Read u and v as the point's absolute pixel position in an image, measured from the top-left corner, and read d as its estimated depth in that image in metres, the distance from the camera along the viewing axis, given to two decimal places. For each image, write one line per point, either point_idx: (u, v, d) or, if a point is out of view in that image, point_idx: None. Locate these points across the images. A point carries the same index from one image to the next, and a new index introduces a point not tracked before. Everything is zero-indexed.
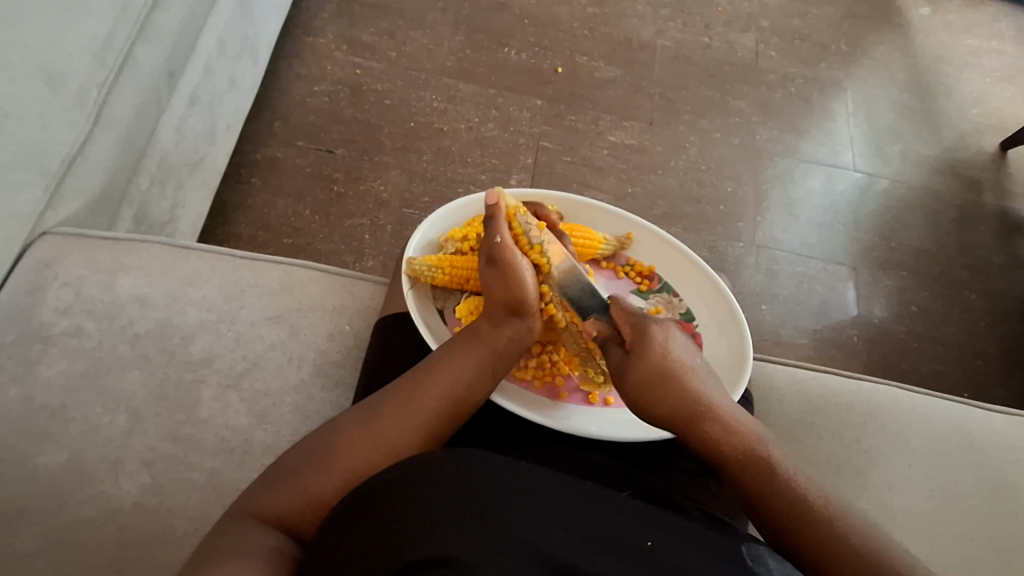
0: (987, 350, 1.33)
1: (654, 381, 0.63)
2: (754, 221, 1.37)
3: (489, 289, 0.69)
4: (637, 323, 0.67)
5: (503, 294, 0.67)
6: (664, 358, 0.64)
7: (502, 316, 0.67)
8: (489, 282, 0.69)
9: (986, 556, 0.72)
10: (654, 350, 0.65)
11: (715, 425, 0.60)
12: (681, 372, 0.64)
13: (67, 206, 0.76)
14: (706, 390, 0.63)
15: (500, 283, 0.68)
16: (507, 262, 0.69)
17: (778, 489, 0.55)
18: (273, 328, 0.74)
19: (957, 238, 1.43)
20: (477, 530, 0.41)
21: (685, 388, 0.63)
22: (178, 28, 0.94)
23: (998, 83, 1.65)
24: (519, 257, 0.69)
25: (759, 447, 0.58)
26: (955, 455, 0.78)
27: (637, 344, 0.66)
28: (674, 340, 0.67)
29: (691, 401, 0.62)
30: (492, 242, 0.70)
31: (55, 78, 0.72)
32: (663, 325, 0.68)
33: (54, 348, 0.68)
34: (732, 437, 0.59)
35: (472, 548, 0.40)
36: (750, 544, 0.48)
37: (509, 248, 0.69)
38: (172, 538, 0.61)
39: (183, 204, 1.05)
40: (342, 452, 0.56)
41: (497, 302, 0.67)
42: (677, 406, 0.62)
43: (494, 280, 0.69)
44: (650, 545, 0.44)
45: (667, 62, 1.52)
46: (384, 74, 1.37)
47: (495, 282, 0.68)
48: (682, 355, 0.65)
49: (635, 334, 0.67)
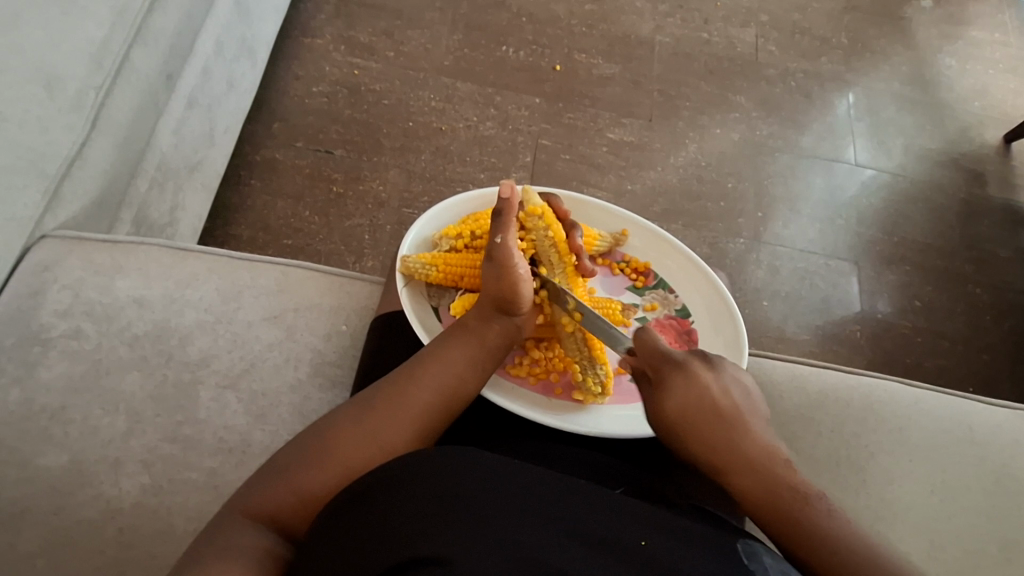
0: (992, 344, 1.32)
1: (679, 431, 0.60)
2: (756, 217, 1.36)
3: (483, 282, 0.69)
4: (656, 363, 0.62)
5: (494, 291, 0.67)
6: (681, 407, 0.59)
7: (491, 312, 0.67)
8: (484, 276, 0.69)
9: (988, 551, 0.72)
10: (673, 399, 0.60)
11: (741, 481, 0.56)
12: (710, 419, 0.59)
13: (65, 209, 0.77)
14: (740, 432, 0.58)
15: (492, 279, 0.68)
16: (501, 259, 0.68)
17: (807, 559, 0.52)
18: (270, 328, 0.74)
19: (961, 231, 1.42)
20: (466, 530, 0.41)
21: (714, 436, 0.58)
22: (175, 31, 0.94)
23: (1001, 74, 1.64)
24: (519, 256, 0.69)
25: (795, 511, 0.53)
26: (957, 450, 0.77)
27: (659, 387, 0.61)
28: (700, 375, 0.61)
29: (718, 452, 0.58)
30: (495, 239, 0.69)
31: (52, 82, 0.73)
32: (688, 360, 0.62)
33: (54, 350, 0.68)
34: (763, 496, 0.55)
35: (463, 549, 0.40)
36: (747, 542, 0.48)
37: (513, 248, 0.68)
38: (171, 537, 0.62)
39: (183, 207, 1.06)
40: (337, 448, 0.56)
41: (487, 299, 0.68)
42: (707, 457, 0.58)
43: (490, 274, 0.68)
44: (646, 544, 0.44)
45: (666, 58, 1.51)
46: (382, 74, 1.38)
47: (490, 276, 0.68)
48: (708, 401, 0.59)
49: (654, 380, 0.62)
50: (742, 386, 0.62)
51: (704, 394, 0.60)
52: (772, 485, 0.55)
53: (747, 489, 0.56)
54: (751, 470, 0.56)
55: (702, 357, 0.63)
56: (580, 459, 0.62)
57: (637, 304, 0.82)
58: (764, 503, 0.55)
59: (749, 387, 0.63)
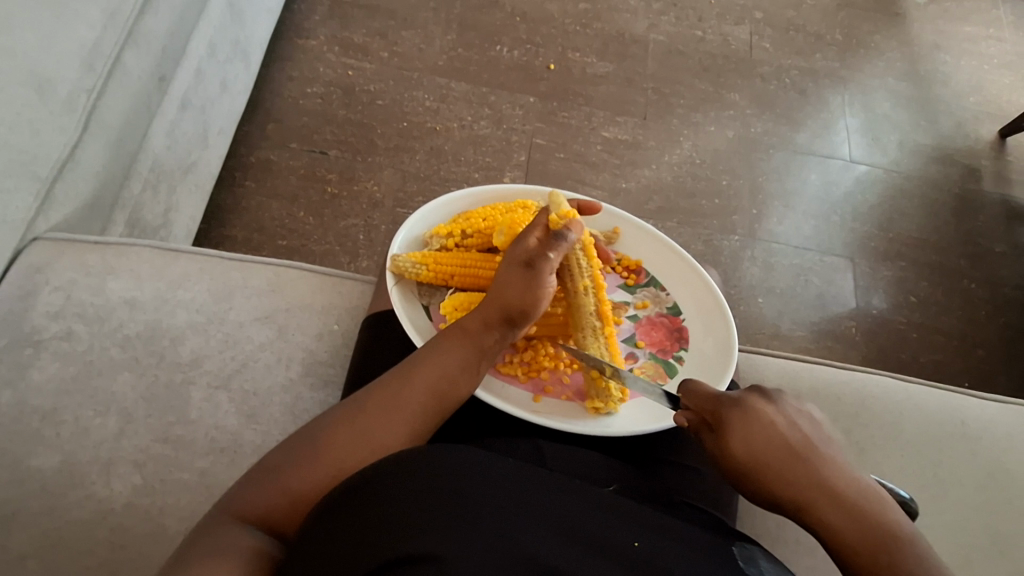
0: (988, 339, 1.32)
1: (749, 476, 0.53)
2: (751, 214, 1.36)
3: (503, 287, 0.66)
4: (712, 406, 0.55)
5: (516, 304, 0.65)
6: (749, 448, 0.52)
7: (502, 323, 0.65)
8: (507, 279, 0.66)
9: (981, 546, 0.72)
10: (741, 444, 0.53)
11: (825, 521, 0.50)
12: (784, 458, 0.52)
13: (57, 211, 0.77)
14: (818, 466, 0.52)
15: (518, 287, 0.65)
16: (537, 276, 0.66)
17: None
18: (262, 328, 0.75)
19: (957, 227, 1.42)
20: (455, 529, 0.41)
21: (791, 476, 0.52)
22: (167, 32, 0.94)
23: (996, 70, 1.64)
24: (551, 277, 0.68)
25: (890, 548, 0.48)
26: (949, 445, 0.77)
27: (722, 430, 0.54)
28: (763, 409, 0.54)
29: (796, 491, 0.51)
30: (540, 254, 0.68)
31: (44, 85, 0.73)
32: (747, 397, 0.55)
33: (46, 352, 0.68)
34: (858, 535, 0.49)
35: (456, 548, 0.40)
36: (743, 544, 0.50)
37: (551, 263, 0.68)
38: (163, 537, 0.62)
39: (177, 208, 1.06)
40: (329, 448, 0.56)
41: (508, 307, 0.65)
42: (787, 500, 0.51)
43: (517, 283, 0.66)
44: (639, 545, 0.44)
45: (660, 56, 1.51)
46: (376, 74, 1.38)
47: (515, 286, 0.66)
48: (777, 438, 0.53)
49: (714, 423, 0.55)
50: (809, 414, 0.56)
51: (772, 431, 0.53)
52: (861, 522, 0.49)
53: (833, 525, 0.50)
54: (835, 506, 0.50)
55: (760, 390, 0.56)
56: (574, 456, 0.62)
57: (628, 302, 0.82)
58: (862, 545, 0.49)
59: (815, 415, 0.56)
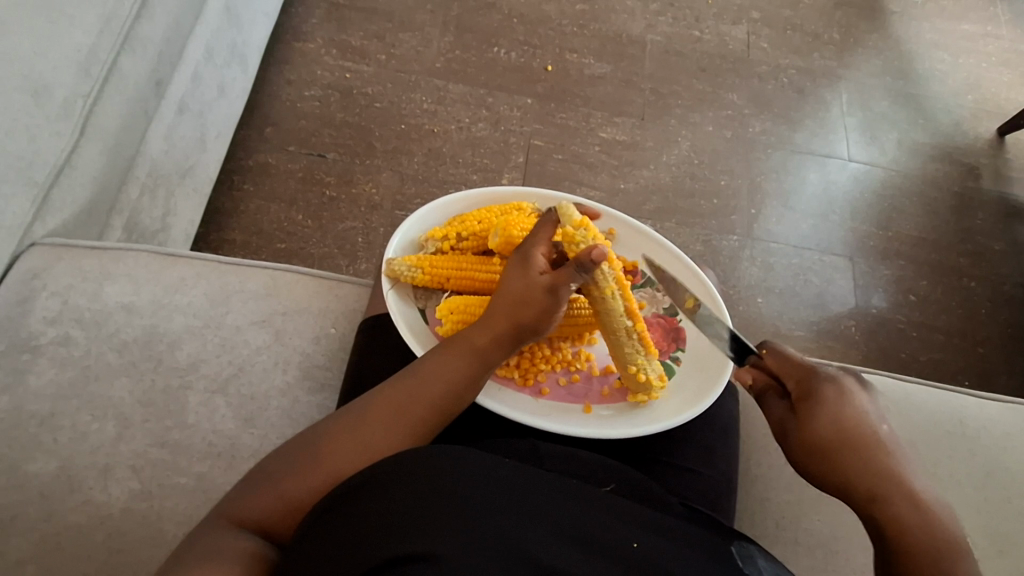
0: (988, 337, 1.31)
1: (828, 448, 0.53)
2: (750, 214, 1.36)
3: (522, 305, 0.63)
4: (804, 376, 0.56)
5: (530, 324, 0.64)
6: (834, 422, 0.53)
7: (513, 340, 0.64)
8: (522, 294, 0.64)
9: (980, 544, 0.72)
10: (829, 413, 0.53)
11: (893, 513, 0.50)
12: (868, 441, 0.53)
13: (54, 216, 0.77)
14: (898, 462, 0.53)
15: (531, 307, 0.63)
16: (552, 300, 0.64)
17: None
18: (259, 332, 0.75)
19: (956, 225, 1.42)
20: (455, 530, 0.41)
21: (870, 458, 0.52)
22: (164, 37, 0.94)
23: (994, 67, 1.64)
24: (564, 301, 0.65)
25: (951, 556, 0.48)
26: (948, 444, 0.77)
27: (807, 401, 0.55)
28: (854, 395, 0.55)
29: (872, 475, 0.51)
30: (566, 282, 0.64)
31: (40, 91, 0.73)
32: (842, 378, 0.56)
33: (43, 357, 0.68)
34: (914, 530, 0.49)
35: (453, 548, 0.40)
36: (740, 545, 0.50)
37: (570, 284, 0.64)
38: (160, 542, 0.62)
39: (175, 212, 1.06)
40: (325, 454, 0.56)
41: (520, 326, 0.63)
42: (857, 479, 0.52)
43: (533, 305, 0.63)
44: (638, 547, 0.44)
45: (658, 56, 1.51)
46: (374, 77, 1.38)
47: (530, 306, 0.63)
48: (863, 422, 0.54)
49: (803, 392, 0.56)
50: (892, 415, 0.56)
51: (860, 414, 0.54)
52: (928, 524, 0.49)
53: (900, 521, 0.50)
54: (908, 502, 0.50)
55: (855, 378, 0.57)
56: (573, 457, 0.62)
57: None
58: (913, 540, 0.49)
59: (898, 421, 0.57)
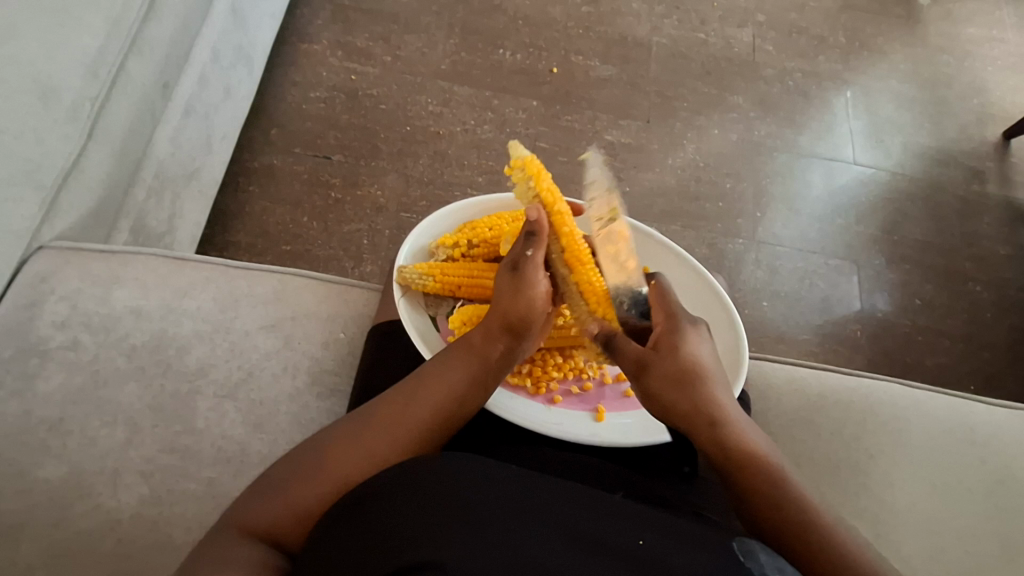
0: (993, 342, 1.31)
1: (684, 378, 0.57)
2: (755, 218, 1.36)
3: (497, 297, 0.64)
4: (667, 315, 0.61)
5: (507, 311, 0.63)
6: (690, 356, 0.58)
7: (499, 331, 0.63)
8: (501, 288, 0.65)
9: (992, 554, 0.72)
10: (687, 349, 0.59)
11: (730, 434, 0.56)
12: (713, 376, 0.59)
13: (62, 220, 0.77)
14: (730, 397, 0.59)
15: (510, 294, 0.64)
16: (525, 278, 0.64)
17: (779, 505, 0.53)
18: (268, 337, 0.74)
19: (961, 229, 1.42)
20: (454, 534, 0.40)
21: (714, 391, 0.58)
22: (171, 38, 0.94)
23: (999, 71, 1.64)
24: (541, 278, 0.66)
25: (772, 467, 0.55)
26: (959, 451, 0.77)
27: (670, 336, 0.59)
28: (705, 340, 0.61)
29: (715, 403, 0.57)
30: (524, 254, 0.66)
31: (48, 94, 0.73)
32: (695, 324, 0.62)
33: (52, 361, 0.68)
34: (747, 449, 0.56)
35: (450, 550, 0.39)
36: (741, 540, 0.46)
37: (531, 260, 0.65)
38: (170, 548, 0.62)
39: (181, 214, 1.06)
40: (332, 462, 0.56)
41: (505, 314, 0.63)
42: (704, 408, 0.57)
43: (507, 291, 0.64)
44: (643, 544, 0.43)
45: (664, 59, 1.51)
46: (380, 79, 1.38)
47: (505, 293, 0.64)
48: (713, 361, 0.60)
49: (668, 328, 0.60)
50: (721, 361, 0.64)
51: (708, 352, 0.60)
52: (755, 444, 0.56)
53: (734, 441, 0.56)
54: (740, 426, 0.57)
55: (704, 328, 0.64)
56: (576, 464, 0.62)
57: None
58: (746, 459, 0.55)
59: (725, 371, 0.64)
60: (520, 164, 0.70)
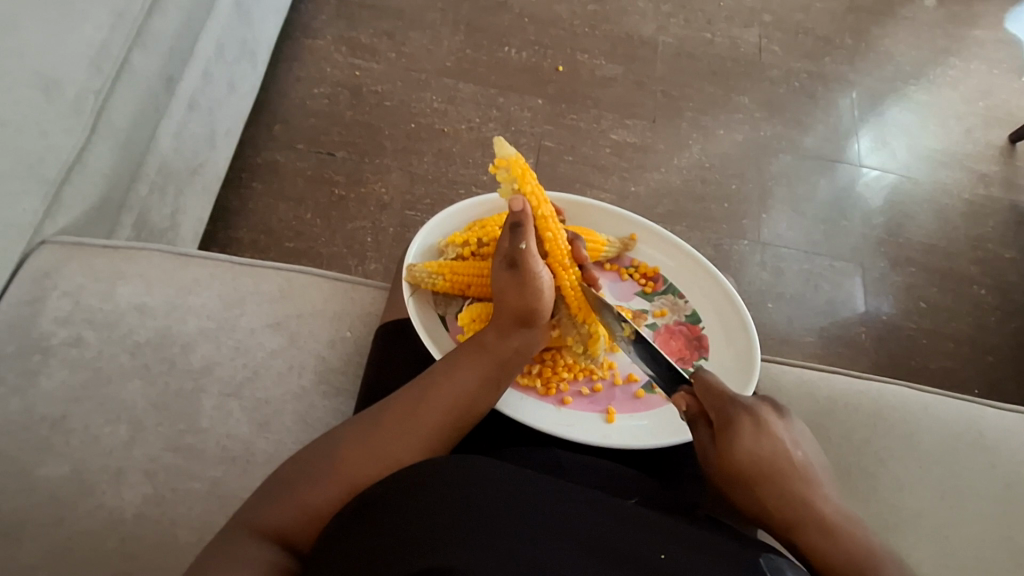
0: (998, 346, 1.31)
1: (745, 481, 0.55)
2: (760, 219, 1.35)
3: (502, 293, 0.65)
4: (721, 405, 0.57)
5: (516, 305, 0.64)
6: (748, 454, 0.54)
7: (511, 326, 0.64)
8: (501, 284, 0.65)
9: (1002, 560, 0.71)
10: (743, 446, 0.54)
11: (808, 538, 0.52)
12: (780, 471, 0.54)
13: (65, 215, 0.76)
14: (808, 489, 0.54)
15: (515, 292, 0.64)
16: (528, 271, 0.63)
17: None
18: (274, 335, 0.74)
19: (966, 232, 1.41)
20: (468, 542, 0.39)
21: (783, 490, 0.54)
22: (175, 32, 0.93)
23: (1006, 75, 1.63)
24: (541, 267, 0.64)
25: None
26: (969, 457, 0.76)
27: (723, 432, 0.55)
28: (766, 424, 0.56)
29: (786, 504, 0.54)
30: (518, 246, 0.64)
31: (52, 87, 0.72)
32: (757, 407, 0.57)
33: (55, 358, 0.67)
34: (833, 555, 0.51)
35: (466, 557, 0.38)
36: (769, 554, 0.46)
37: (525, 252, 0.63)
38: (174, 549, 0.61)
39: (184, 210, 1.05)
40: (344, 463, 0.55)
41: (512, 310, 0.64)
42: (773, 511, 0.54)
43: (511, 286, 0.64)
44: (665, 557, 0.42)
45: (670, 58, 1.50)
46: (384, 75, 1.37)
47: (510, 288, 0.64)
48: (779, 451, 0.55)
49: (720, 422, 0.56)
50: (806, 438, 0.58)
51: (772, 442, 0.55)
52: (844, 547, 0.51)
53: (815, 544, 0.52)
54: (823, 526, 0.52)
55: (773, 406, 0.58)
56: (590, 468, 0.61)
57: (646, 310, 0.81)
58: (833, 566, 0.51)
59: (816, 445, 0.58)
60: (506, 162, 0.68)
